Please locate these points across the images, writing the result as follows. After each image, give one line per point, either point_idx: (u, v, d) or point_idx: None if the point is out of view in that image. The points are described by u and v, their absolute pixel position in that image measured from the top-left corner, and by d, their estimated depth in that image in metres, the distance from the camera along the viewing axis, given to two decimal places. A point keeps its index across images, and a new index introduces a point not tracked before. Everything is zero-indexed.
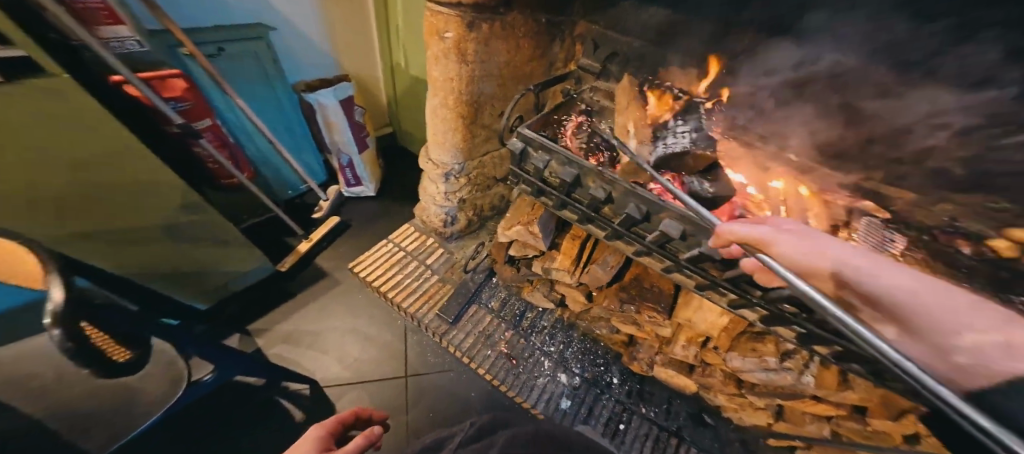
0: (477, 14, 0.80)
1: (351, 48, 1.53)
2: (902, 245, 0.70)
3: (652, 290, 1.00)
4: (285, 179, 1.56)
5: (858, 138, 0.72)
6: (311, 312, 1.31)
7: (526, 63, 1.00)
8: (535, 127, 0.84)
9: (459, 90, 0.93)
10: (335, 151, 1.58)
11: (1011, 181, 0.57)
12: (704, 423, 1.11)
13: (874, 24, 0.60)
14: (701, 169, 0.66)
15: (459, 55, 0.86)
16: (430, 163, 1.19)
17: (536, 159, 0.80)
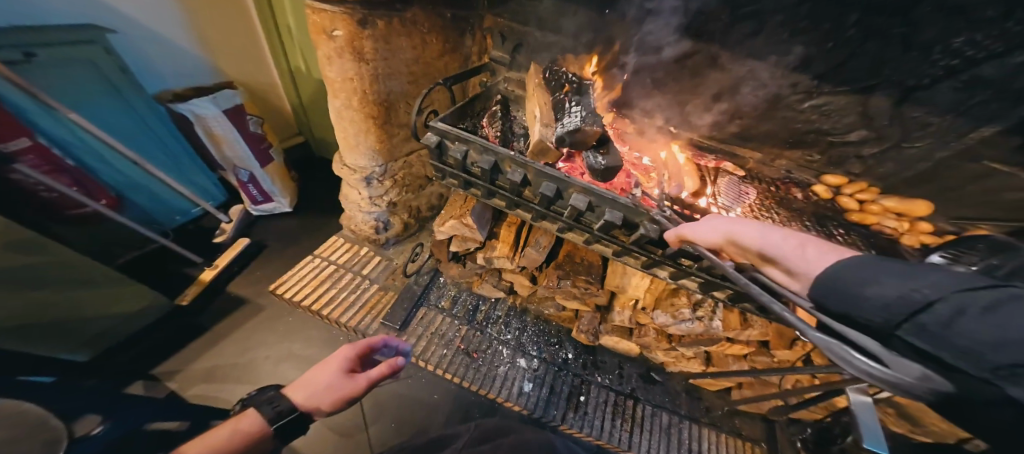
0: (370, 9, 0.77)
1: (234, 52, 1.38)
2: (754, 194, 0.82)
3: (583, 264, 1.07)
4: (167, 203, 1.38)
5: (721, 107, 0.90)
6: (232, 345, 1.17)
7: (439, 58, 0.99)
8: (451, 119, 0.83)
9: (362, 91, 0.90)
10: (231, 168, 1.44)
11: (813, 137, 0.86)
12: (653, 381, 1.17)
13: (713, 10, 0.74)
14: (594, 144, 0.72)
15: (355, 54, 0.83)
16: (346, 168, 1.13)
17: (454, 150, 0.79)
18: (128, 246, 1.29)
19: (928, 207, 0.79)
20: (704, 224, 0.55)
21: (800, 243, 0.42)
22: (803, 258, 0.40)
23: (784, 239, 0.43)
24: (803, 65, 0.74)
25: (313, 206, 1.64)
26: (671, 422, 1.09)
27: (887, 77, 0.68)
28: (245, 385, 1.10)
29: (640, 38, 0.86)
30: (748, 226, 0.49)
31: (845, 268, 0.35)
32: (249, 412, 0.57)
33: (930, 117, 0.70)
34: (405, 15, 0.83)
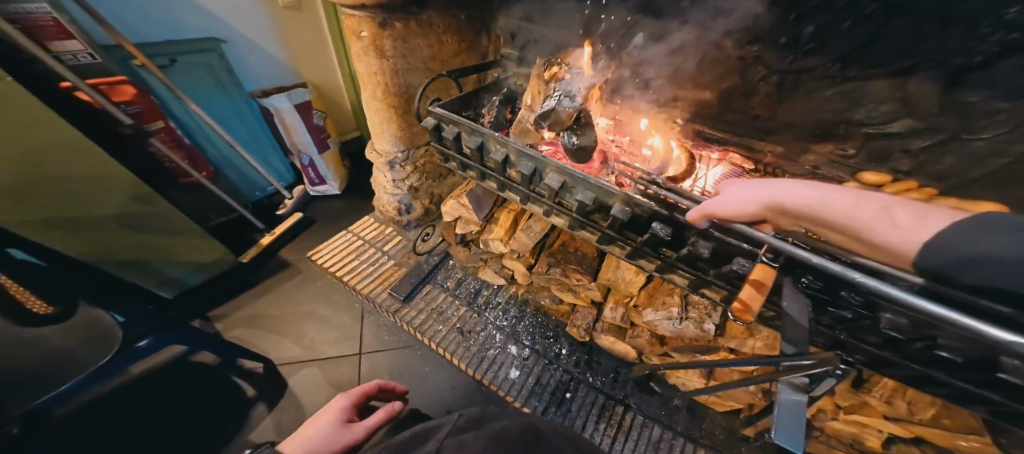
0: (389, 13, 0.90)
1: (307, 60, 1.69)
2: None
3: (575, 254, 1.05)
4: (248, 180, 1.71)
5: (729, 96, 0.84)
6: (275, 298, 1.40)
7: (454, 56, 1.10)
8: (451, 106, 0.90)
9: (385, 83, 1.04)
10: (296, 152, 1.71)
11: (843, 129, 0.74)
12: (651, 391, 1.08)
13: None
14: (568, 125, 0.75)
15: (378, 52, 0.97)
16: (375, 154, 1.29)
17: (447, 132, 0.86)
18: (218, 212, 1.63)
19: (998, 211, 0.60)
20: (754, 188, 0.45)
21: (901, 208, 0.32)
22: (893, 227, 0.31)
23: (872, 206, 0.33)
24: (817, 47, 0.66)
25: (356, 191, 1.87)
26: (662, 438, 1.00)
27: (922, 58, 0.57)
28: (276, 333, 1.30)
29: (639, 29, 0.86)
30: (815, 190, 0.38)
31: (949, 234, 0.27)
32: None
33: (994, 103, 0.55)
34: (421, 16, 0.95)
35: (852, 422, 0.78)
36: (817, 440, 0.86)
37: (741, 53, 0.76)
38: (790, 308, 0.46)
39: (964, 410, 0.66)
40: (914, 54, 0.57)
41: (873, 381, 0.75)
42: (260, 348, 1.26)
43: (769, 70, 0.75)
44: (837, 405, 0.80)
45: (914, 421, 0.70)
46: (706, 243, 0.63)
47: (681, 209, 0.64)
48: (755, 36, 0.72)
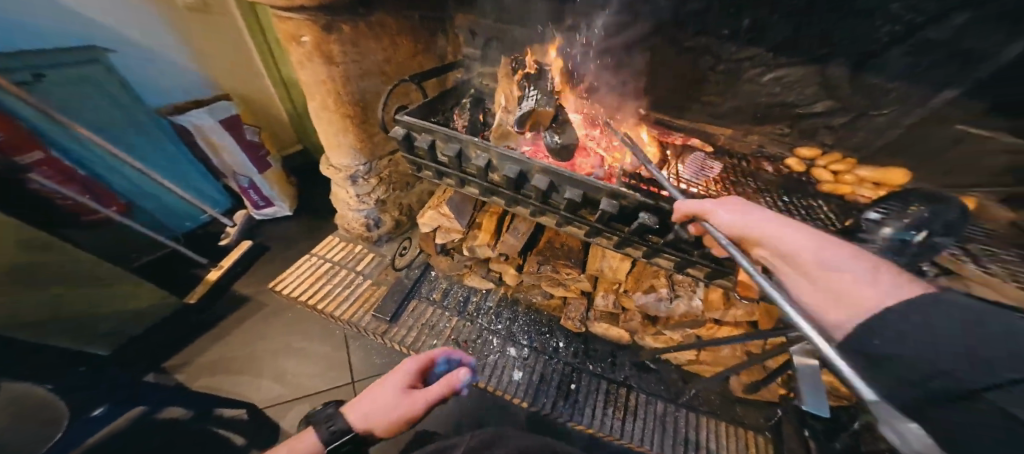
0: (333, 16, 0.79)
1: (222, 64, 1.41)
2: (718, 169, 0.82)
3: (563, 248, 1.09)
4: (174, 210, 1.43)
5: (683, 85, 0.90)
6: (237, 338, 1.23)
7: (412, 59, 1.00)
8: (419, 114, 0.81)
9: (337, 92, 0.92)
10: (230, 173, 1.45)
11: (778, 110, 0.82)
12: (648, 369, 1.17)
13: None
14: (549, 124, 0.75)
15: (325, 58, 0.85)
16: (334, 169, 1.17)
17: (420, 141, 0.76)
18: (142, 250, 1.37)
19: (904, 175, 0.73)
20: (748, 214, 0.47)
21: (867, 263, 0.34)
22: (863, 283, 0.32)
23: (844, 258, 0.36)
24: (757, 36, 0.73)
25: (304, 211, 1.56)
26: (666, 411, 1.09)
27: (838, 46, 0.66)
28: (250, 374, 1.16)
29: (600, 27, 0.87)
30: (809, 235, 0.40)
31: (901, 309, 0.28)
32: (306, 431, 0.58)
33: (886, 83, 0.67)
34: (372, 19, 0.86)
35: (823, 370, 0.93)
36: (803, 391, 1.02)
37: (691, 44, 0.81)
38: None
39: None
40: (830, 42, 0.66)
41: None
42: (234, 391, 1.13)
43: (716, 60, 0.81)
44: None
45: None
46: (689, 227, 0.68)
47: (665, 196, 0.69)
48: (701, 28, 0.77)
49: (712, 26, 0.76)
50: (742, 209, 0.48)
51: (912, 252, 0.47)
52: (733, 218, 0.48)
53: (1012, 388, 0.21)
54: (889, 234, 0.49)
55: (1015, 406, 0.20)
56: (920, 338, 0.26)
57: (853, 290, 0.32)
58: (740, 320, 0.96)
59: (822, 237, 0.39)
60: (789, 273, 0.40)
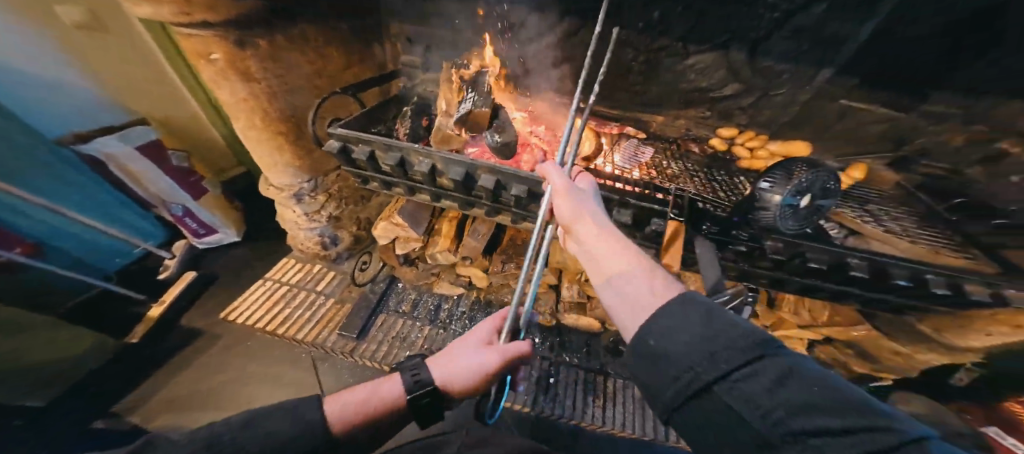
0: (244, 29, 0.65)
1: (133, 87, 1.03)
2: (649, 154, 0.88)
3: (525, 245, 1.13)
4: (100, 249, 1.09)
5: (612, 77, 0.95)
6: (197, 371, 1.05)
7: (345, 71, 0.93)
8: (353, 124, 0.79)
9: (263, 110, 0.77)
10: (160, 202, 1.12)
11: (695, 96, 0.91)
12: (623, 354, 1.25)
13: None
14: (489, 125, 0.76)
15: (243, 76, 0.70)
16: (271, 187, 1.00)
17: (358, 153, 0.74)
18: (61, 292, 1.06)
19: (807, 147, 0.82)
20: (579, 203, 0.47)
21: (645, 268, 0.38)
22: (644, 289, 0.34)
23: (632, 263, 0.38)
24: (665, 29, 0.81)
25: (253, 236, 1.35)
26: (642, 393, 1.17)
27: (733, 31, 0.75)
28: (209, 407, 1.00)
29: (529, 29, 0.91)
30: (617, 242, 0.42)
31: (670, 312, 0.29)
32: (390, 377, 0.48)
33: (777, 66, 0.77)
34: (291, 31, 0.74)
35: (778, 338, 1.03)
36: None
37: (614, 38, 0.87)
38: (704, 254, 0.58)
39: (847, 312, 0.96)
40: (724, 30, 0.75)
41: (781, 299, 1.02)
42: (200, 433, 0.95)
43: (636, 51, 0.88)
44: (766, 326, 1.05)
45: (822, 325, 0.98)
46: (626, 211, 0.73)
47: (603, 185, 0.74)
48: (621, 21, 0.83)
49: (627, 21, 0.83)
50: (575, 198, 0.47)
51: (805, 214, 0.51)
52: (565, 207, 0.46)
53: (729, 377, 0.22)
54: (778, 202, 0.48)
55: (730, 398, 0.21)
56: (677, 339, 0.26)
57: (637, 295, 0.34)
58: None
59: (625, 245, 0.41)
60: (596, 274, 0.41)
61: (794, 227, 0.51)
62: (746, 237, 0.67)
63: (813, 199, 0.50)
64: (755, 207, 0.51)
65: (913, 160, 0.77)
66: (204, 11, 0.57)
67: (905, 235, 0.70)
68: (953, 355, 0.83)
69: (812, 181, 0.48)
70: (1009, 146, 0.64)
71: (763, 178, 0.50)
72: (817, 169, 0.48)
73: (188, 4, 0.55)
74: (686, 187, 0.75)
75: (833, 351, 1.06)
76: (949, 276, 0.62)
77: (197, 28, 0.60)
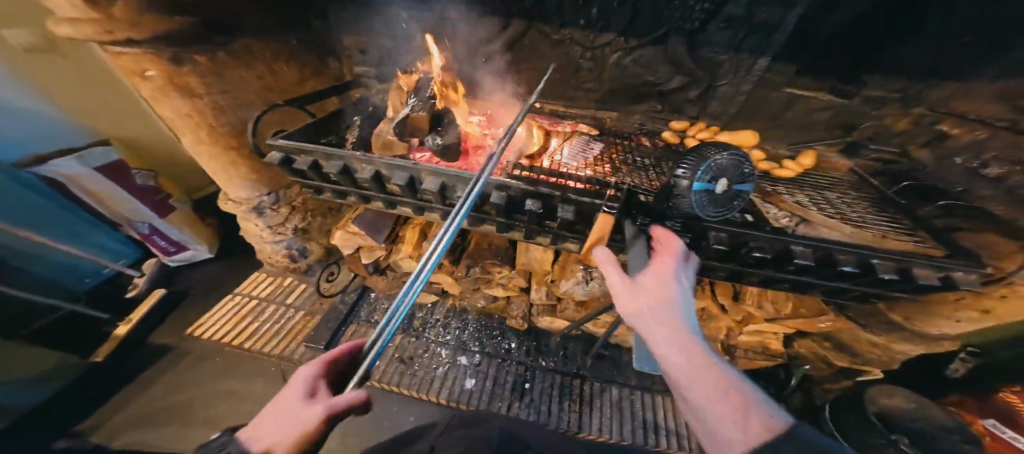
0: (181, 46, 0.66)
1: (87, 106, 1.01)
2: (597, 148, 0.89)
3: (491, 249, 1.11)
4: (66, 269, 1.09)
5: (561, 77, 0.96)
6: (165, 388, 1.03)
7: (298, 85, 0.96)
8: (297, 134, 0.78)
9: (209, 125, 0.78)
10: (126, 223, 1.12)
11: (644, 90, 0.91)
12: (602, 356, 1.23)
13: None
14: (429, 129, 0.78)
15: (183, 92, 0.70)
16: (230, 202, 1.00)
17: (300, 163, 0.74)
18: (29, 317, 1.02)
19: (755, 135, 0.82)
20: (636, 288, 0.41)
21: (721, 386, 0.32)
22: (730, 421, 0.29)
23: (706, 380, 0.32)
24: (606, 25, 0.82)
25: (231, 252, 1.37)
26: (622, 396, 1.14)
27: (668, 22, 0.76)
28: (177, 421, 0.98)
29: (473, 35, 0.92)
30: (682, 342, 0.35)
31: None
32: None
33: (718, 56, 0.78)
34: (235, 46, 0.76)
35: (753, 332, 1.03)
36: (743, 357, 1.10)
37: (559, 37, 0.88)
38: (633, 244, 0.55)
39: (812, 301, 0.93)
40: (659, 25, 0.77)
41: (745, 292, 0.99)
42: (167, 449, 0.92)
43: (582, 49, 0.89)
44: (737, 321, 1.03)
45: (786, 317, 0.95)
46: (569, 207, 0.72)
47: (544, 182, 0.73)
48: (564, 20, 0.84)
49: (569, 20, 0.84)
50: (632, 286, 0.41)
51: (725, 200, 0.52)
52: (647, 275, 0.41)
53: None
54: (688, 186, 0.48)
55: None
56: None
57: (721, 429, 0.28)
58: None
59: (694, 347, 0.35)
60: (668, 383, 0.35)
61: (714, 212, 0.53)
62: (680, 227, 0.67)
63: (732, 184, 0.50)
64: (674, 194, 0.51)
65: (861, 144, 0.80)
66: (128, 28, 0.58)
67: (852, 222, 0.69)
68: (929, 344, 0.78)
69: (726, 164, 0.48)
70: (948, 128, 0.65)
71: (678, 165, 0.50)
72: (729, 152, 0.48)
73: (109, 21, 0.56)
74: (618, 176, 0.76)
75: (812, 345, 1.03)
76: (896, 260, 0.59)
77: (126, 47, 0.60)
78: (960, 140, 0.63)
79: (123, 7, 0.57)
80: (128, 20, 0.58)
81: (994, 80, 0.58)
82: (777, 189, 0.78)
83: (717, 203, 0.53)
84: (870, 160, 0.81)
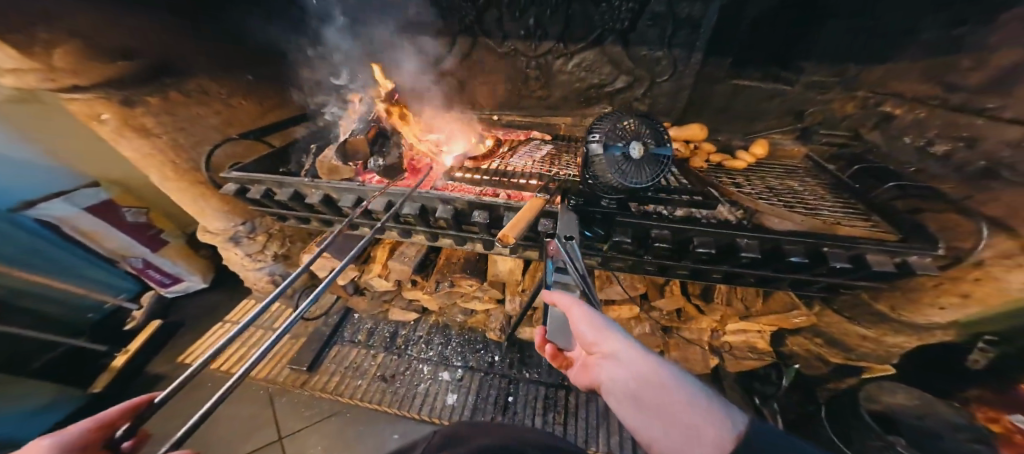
0: (130, 89, 0.71)
1: (69, 150, 1.05)
2: (543, 147, 0.92)
3: (459, 262, 1.11)
4: (75, 304, 1.15)
5: (509, 90, 0.98)
6: (153, 420, 1.05)
7: (258, 117, 1.01)
8: (253, 165, 0.81)
9: (174, 162, 0.81)
10: (120, 258, 1.19)
11: (595, 93, 0.92)
12: None
13: (446, 12, 0.85)
14: (370, 151, 0.84)
15: (140, 132, 0.74)
16: (207, 234, 1.01)
17: (254, 191, 0.77)
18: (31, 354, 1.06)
19: (701, 129, 0.84)
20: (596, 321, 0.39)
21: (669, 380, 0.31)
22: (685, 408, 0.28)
23: (659, 377, 0.31)
24: (545, 33, 0.83)
25: (223, 282, 1.43)
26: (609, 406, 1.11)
27: (601, 24, 0.78)
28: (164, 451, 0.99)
29: (422, 58, 0.96)
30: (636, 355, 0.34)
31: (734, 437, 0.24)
32: None
33: (657, 54, 0.80)
34: (187, 85, 0.82)
35: (737, 331, 0.98)
36: (730, 358, 1.02)
37: (505, 50, 0.89)
38: (562, 217, 0.59)
39: (781, 293, 0.89)
40: (593, 29, 0.79)
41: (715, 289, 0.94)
42: None
43: (527, 58, 0.90)
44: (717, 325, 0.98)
45: (757, 313, 0.91)
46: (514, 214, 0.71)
47: (487, 196, 0.74)
48: (505, 33, 0.86)
49: (512, 32, 0.85)
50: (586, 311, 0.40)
51: (646, 163, 0.61)
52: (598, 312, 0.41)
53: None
54: (599, 149, 0.60)
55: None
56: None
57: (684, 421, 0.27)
58: (635, 298, 0.96)
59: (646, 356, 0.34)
60: (629, 401, 0.33)
61: (640, 176, 0.60)
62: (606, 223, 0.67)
63: (648, 149, 0.60)
64: (593, 157, 0.61)
65: (813, 130, 0.84)
66: (72, 77, 0.63)
67: (806, 210, 0.66)
68: (922, 335, 0.71)
69: (633, 129, 0.62)
70: (891, 108, 0.71)
71: (594, 132, 0.63)
72: (637, 122, 0.63)
73: (51, 71, 0.61)
74: (568, 171, 0.80)
75: (806, 342, 0.93)
76: (845, 247, 0.55)
77: (75, 93, 0.64)
78: (902, 119, 0.68)
79: (62, 56, 0.61)
80: (74, 69, 0.63)
81: (913, 63, 0.66)
82: (726, 180, 0.76)
83: (644, 170, 0.61)
84: (824, 144, 0.83)
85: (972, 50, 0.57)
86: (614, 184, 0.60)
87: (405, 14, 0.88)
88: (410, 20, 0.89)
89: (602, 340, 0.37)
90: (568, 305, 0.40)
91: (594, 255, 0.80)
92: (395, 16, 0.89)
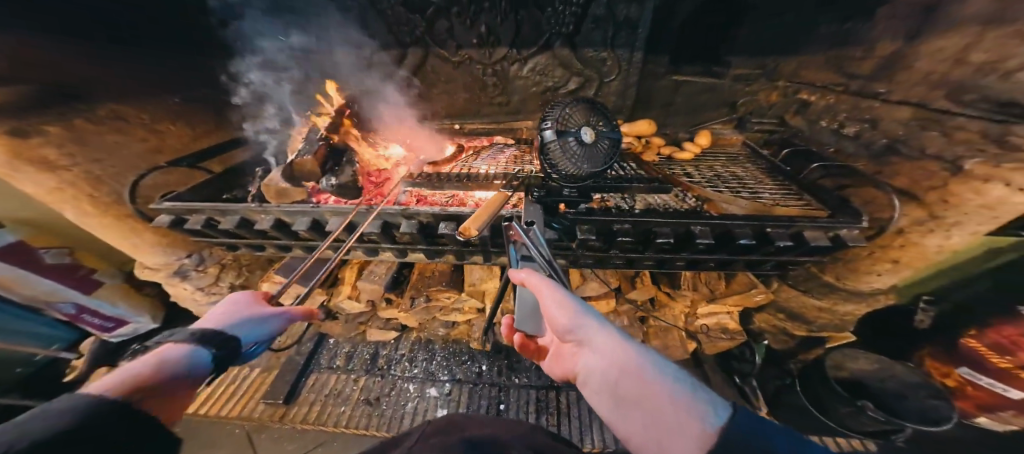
0: (23, 118, 0.63)
1: None
2: (508, 152, 0.93)
3: (434, 276, 1.09)
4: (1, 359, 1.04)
5: (465, 98, 0.99)
6: None
7: (189, 141, 0.95)
8: (191, 193, 0.77)
9: (91, 194, 0.75)
10: (43, 305, 1.02)
11: (545, 96, 0.94)
12: None
13: (392, 23, 0.85)
14: (322, 171, 0.80)
15: (41, 164, 0.67)
16: (148, 270, 0.96)
17: (193, 221, 0.73)
18: None
19: (649, 124, 0.88)
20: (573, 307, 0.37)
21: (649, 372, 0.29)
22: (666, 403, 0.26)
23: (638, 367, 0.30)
24: (496, 40, 0.84)
25: (176, 319, 1.28)
26: None
27: (545, 28, 0.81)
28: None
29: (375, 72, 0.96)
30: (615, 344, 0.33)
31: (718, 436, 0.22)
32: None
33: (601, 53, 0.83)
34: (100, 111, 0.75)
35: (708, 314, 1.00)
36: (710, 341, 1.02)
37: (459, 58, 0.90)
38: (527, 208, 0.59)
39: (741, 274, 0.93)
40: (538, 33, 0.81)
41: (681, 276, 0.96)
42: None
43: (481, 65, 0.90)
44: (687, 310, 1.01)
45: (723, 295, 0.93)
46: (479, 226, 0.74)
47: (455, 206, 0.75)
48: (457, 42, 0.87)
49: (462, 40, 0.86)
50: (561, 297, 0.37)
51: (598, 147, 0.65)
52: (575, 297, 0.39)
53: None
54: (549, 135, 0.64)
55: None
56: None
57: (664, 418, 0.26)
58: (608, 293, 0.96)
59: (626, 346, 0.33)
60: (606, 393, 0.31)
61: (590, 161, 0.65)
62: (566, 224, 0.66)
63: (596, 135, 0.65)
64: (547, 143, 0.64)
65: (745, 119, 0.91)
66: None
67: (748, 194, 0.69)
68: (867, 301, 0.78)
69: (581, 117, 0.66)
70: (808, 96, 0.80)
71: (545, 121, 0.66)
72: (583, 111, 0.67)
73: None
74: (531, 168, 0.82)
75: (770, 318, 0.96)
76: (785, 226, 0.59)
77: None
78: (819, 104, 0.78)
79: None
80: None
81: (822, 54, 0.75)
82: (677, 172, 0.79)
83: (594, 155, 0.65)
84: (756, 132, 0.90)
85: (861, 42, 0.68)
86: (569, 170, 0.64)
87: (349, 28, 0.88)
88: (356, 35, 0.89)
89: (578, 328, 0.35)
90: (539, 286, 0.38)
91: (563, 255, 0.80)
92: (340, 31, 0.89)
